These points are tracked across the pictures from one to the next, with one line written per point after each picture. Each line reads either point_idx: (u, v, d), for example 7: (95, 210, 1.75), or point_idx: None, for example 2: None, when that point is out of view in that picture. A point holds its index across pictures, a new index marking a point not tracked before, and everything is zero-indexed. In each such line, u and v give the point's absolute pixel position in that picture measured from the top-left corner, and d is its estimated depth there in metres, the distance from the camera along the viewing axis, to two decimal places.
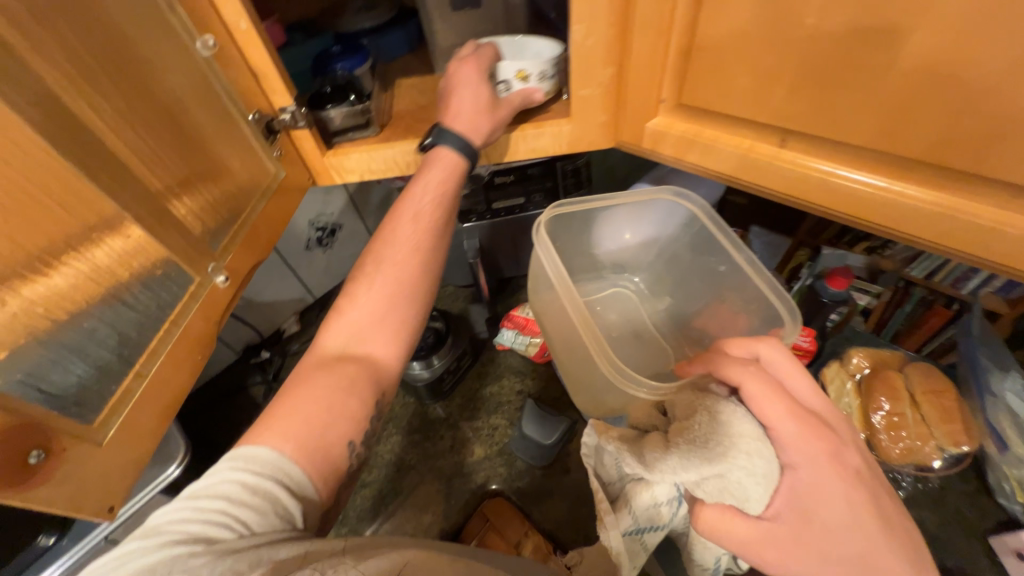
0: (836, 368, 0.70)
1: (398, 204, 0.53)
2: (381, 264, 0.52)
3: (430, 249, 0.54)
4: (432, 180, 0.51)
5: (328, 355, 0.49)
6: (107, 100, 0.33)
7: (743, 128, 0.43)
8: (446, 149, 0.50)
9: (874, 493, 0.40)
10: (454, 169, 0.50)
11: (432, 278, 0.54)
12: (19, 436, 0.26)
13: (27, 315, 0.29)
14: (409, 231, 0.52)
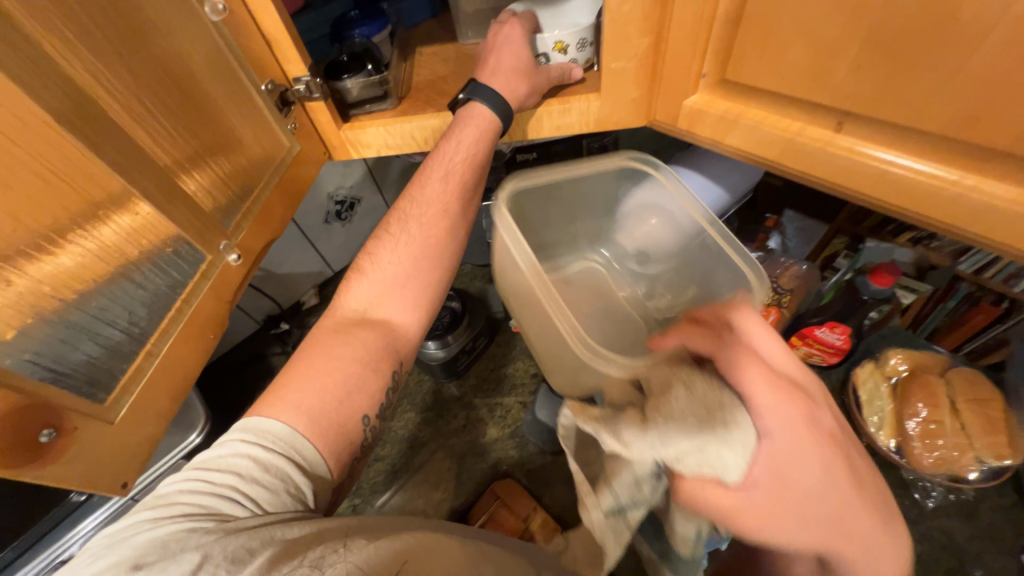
0: (870, 368, 0.66)
1: (427, 159, 0.50)
2: (406, 224, 0.50)
3: (449, 225, 0.50)
4: (447, 153, 0.48)
5: (347, 318, 0.47)
6: (112, 69, 0.31)
7: (794, 110, 0.38)
8: (481, 106, 0.47)
9: (852, 460, 0.37)
10: (477, 135, 0.47)
11: (452, 252, 0.51)
12: (29, 416, 0.26)
13: (33, 295, 0.29)
14: (423, 208, 0.49)
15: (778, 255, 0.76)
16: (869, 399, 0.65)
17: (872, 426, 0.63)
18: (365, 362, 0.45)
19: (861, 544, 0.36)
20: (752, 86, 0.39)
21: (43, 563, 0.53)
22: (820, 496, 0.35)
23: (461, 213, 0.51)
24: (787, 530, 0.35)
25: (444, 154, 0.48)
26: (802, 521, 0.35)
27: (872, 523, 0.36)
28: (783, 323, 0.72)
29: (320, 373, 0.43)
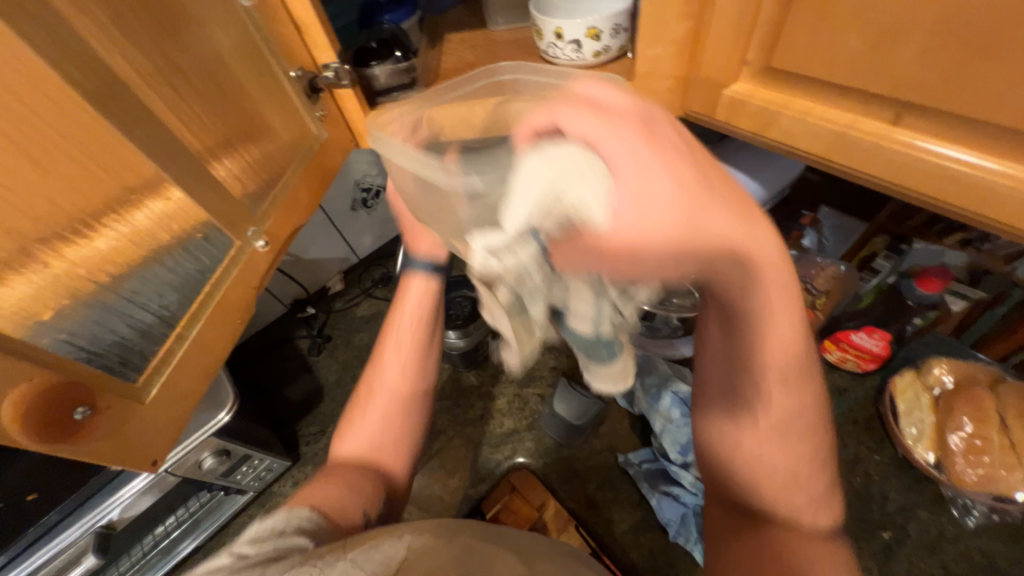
0: (910, 378, 0.63)
1: (382, 331, 0.56)
2: (372, 395, 0.55)
3: (422, 362, 0.55)
4: (410, 307, 0.53)
5: (343, 460, 0.53)
6: (147, 56, 0.32)
7: (846, 101, 0.36)
8: (416, 275, 0.53)
9: (733, 190, 0.26)
10: (425, 296, 0.53)
11: (421, 404, 0.55)
12: (67, 396, 0.27)
13: (71, 277, 0.30)
14: (396, 354, 0.55)
15: (813, 253, 0.73)
16: (907, 410, 0.62)
17: (909, 438, 0.61)
18: (362, 482, 0.49)
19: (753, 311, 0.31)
20: (800, 75, 0.37)
21: (85, 527, 0.55)
22: (692, 225, 0.24)
23: (429, 349, 0.55)
24: (660, 257, 0.24)
25: (403, 312, 0.53)
26: (674, 245, 0.24)
27: (764, 280, 0.29)
28: (816, 326, 0.69)
29: (323, 486, 0.47)
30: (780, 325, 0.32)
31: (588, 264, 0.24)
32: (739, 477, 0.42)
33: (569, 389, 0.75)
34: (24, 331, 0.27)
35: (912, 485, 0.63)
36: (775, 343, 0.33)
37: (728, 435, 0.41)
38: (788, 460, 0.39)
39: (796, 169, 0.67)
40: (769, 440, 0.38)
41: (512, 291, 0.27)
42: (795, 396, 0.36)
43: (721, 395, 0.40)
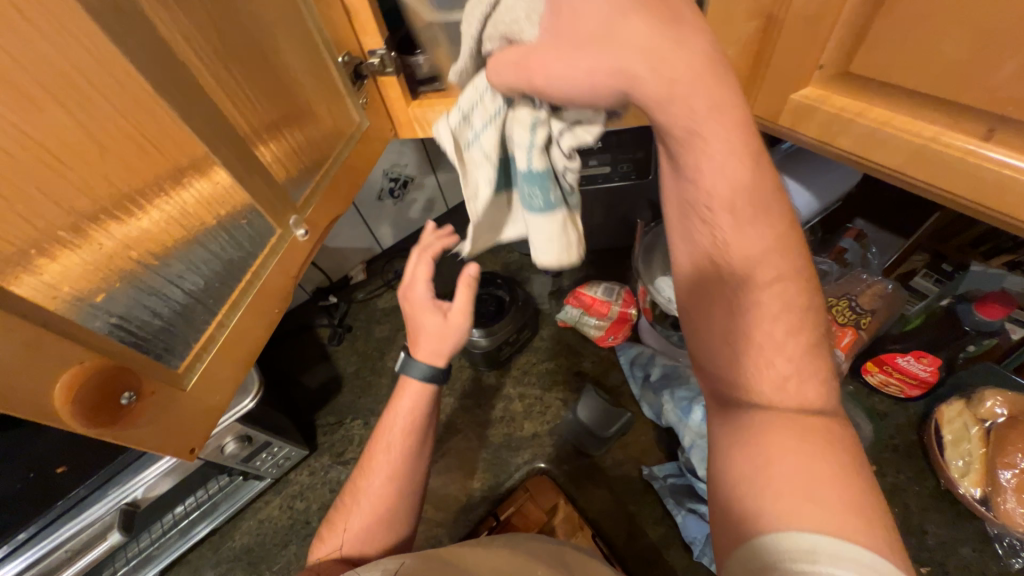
0: (958, 409, 0.61)
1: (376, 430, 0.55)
2: (358, 495, 0.53)
3: (411, 466, 0.53)
4: (402, 409, 0.54)
5: (327, 559, 0.50)
6: (203, 35, 0.31)
7: (931, 112, 0.33)
8: (413, 377, 0.54)
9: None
10: (421, 397, 0.54)
11: (414, 496, 0.54)
12: (113, 379, 0.27)
13: (120, 257, 0.29)
14: (386, 458, 0.52)
15: (856, 269, 0.72)
16: (954, 440, 0.60)
17: (954, 471, 0.59)
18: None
19: (683, 130, 0.30)
20: (883, 83, 0.34)
21: (111, 503, 0.55)
22: (612, 29, 0.28)
23: (420, 446, 0.54)
24: (579, 70, 0.28)
25: (396, 413, 0.54)
26: (593, 57, 0.28)
27: (694, 86, 0.28)
28: (859, 346, 0.66)
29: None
30: (715, 142, 0.30)
31: (518, 82, 0.30)
32: (719, 349, 0.38)
33: (594, 396, 0.78)
34: (76, 312, 0.26)
35: (953, 520, 0.60)
36: (711, 169, 0.31)
37: (695, 293, 0.39)
38: (766, 319, 0.35)
39: (850, 181, 0.64)
40: (738, 293, 0.35)
41: (461, 111, 0.35)
42: (754, 235, 0.34)
43: (683, 243, 0.38)
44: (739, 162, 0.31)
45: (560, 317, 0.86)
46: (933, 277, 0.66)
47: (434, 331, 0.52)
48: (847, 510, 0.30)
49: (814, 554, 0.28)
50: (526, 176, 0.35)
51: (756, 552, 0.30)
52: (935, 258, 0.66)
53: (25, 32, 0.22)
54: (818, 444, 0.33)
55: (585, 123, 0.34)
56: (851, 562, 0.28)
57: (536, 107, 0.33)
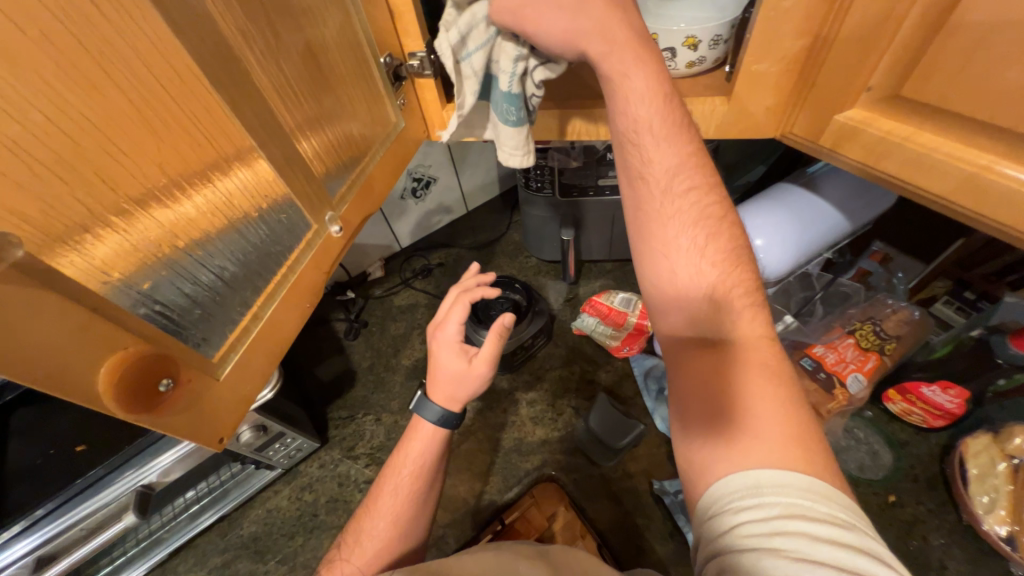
0: (984, 442, 0.60)
1: (382, 475, 0.56)
2: (359, 540, 0.53)
3: (416, 511, 0.55)
4: (413, 452, 0.56)
5: None
6: (258, 31, 0.31)
7: (985, 138, 0.32)
8: (425, 420, 0.57)
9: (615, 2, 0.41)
10: (431, 441, 0.56)
11: (420, 526, 0.55)
12: (154, 366, 0.27)
13: (165, 241, 0.30)
14: (391, 502, 0.54)
15: (881, 293, 0.72)
16: (980, 475, 0.59)
17: (979, 507, 0.58)
18: None
19: (618, 68, 0.40)
20: (937, 108, 0.34)
21: (130, 483, 0.56)
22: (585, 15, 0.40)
23: (428, 491, 0.56)
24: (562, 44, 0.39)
25: (406, 454, 0.56)
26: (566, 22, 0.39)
27: (623, 45, 0.40)
28: (881, 372, 0.65)
29: None
30: (636, 77, 0.40)
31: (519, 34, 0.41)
32: (655, 262, 0.45)
33: (607, 407, 0.77)
34: (120, 295, 0.26)
35: (976, 556, 0.58)
36: (635, 98, 0.41)
37: (632, 215, 0.46)
38: (684, 225, 0.43)
39: (884, 203, 0.63)
40: (660, 203, 0.44)
41: (460, 33, 0.40)
42: (668, 151, 0.42)
43: (621, 174, 0.46)
44: (654, 93, 0.41)
45: (576, 324, 0.86)
46: (954, 305, 0.68)
47: (456, 376, 0.56)
48: (787, 443, 0.35)
49: (760, 489, 0.34)
50: (503, 96, 0.44)
51: (713, 496, 0.36)
52: (956, 284, 0.67)
53: (93, 21, 0.23)
54: (759, 377, 0.38)
55: (546, 65, 0.43)
56: (790, 489, 0.34)
57: (518, 45, 0.41)
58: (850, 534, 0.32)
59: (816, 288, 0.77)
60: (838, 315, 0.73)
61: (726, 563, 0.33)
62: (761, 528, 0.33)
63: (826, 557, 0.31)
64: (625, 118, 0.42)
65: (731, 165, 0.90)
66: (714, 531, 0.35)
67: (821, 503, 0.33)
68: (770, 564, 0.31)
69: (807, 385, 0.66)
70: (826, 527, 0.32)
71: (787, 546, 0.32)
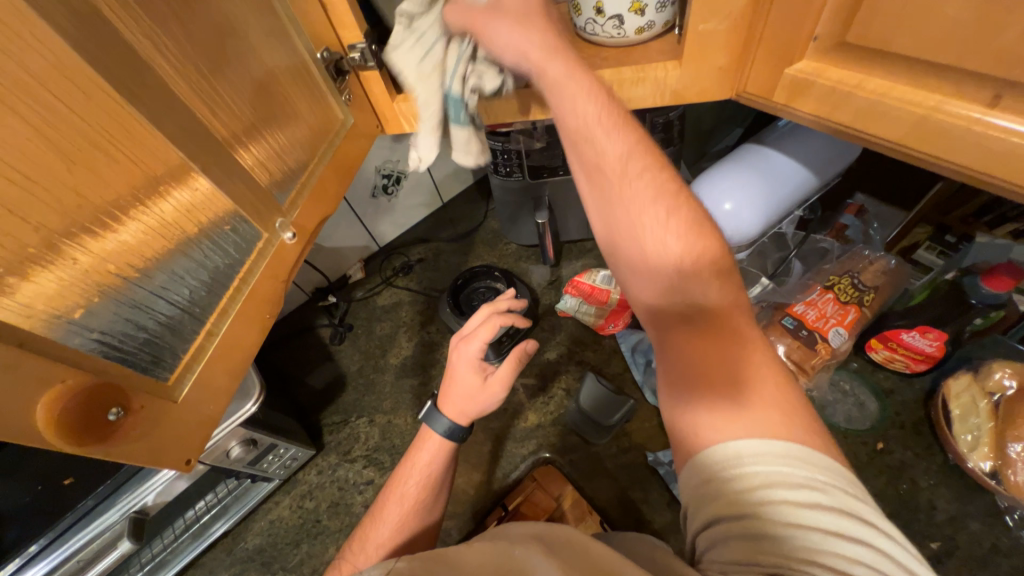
0: (966, 383, 0.61)
1: (391, 481, 0.57)
2: (366, 543, 0.54)
3: (422, 510, 0.55)
4: (422, 462, 0.56)
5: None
6: (169, 36, 0.29)
7: (935, 78, 0.31)
8: (434, 431, 0.57)
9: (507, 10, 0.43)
10: (441, 450, 0.57)
11: (428, 527, 0.55)
12: (102, 396, 0.26)
13: (98, 272, 0.29)
14: (398, 508, 0.54)
15: (858, 246, 0.72)
16: (962, 415, 0.60)
17: (963, 446, 0.59)
18: None
19: (560, 74, 0.41)
20: (885, 52, 0.33)
21: (122, 510, 0.56)
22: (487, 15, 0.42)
23: (434, 494, 0.56)
24: (500, 43, 0.42)
25: (414, 465, 0.57)
26: (479, 18, 0.42)
27: (558, 55, 0.41)
28: (862, 324, 0.66)
29: None
30: (571, 89, 0.41)
31: (462, 22, 0.42)
32: (631, 260, 0.46)
33: (595, 383, 0.77)
34: (52, 329, 0.26)
35: (962, 494, 0.60)
36: (581, 100, 0.41)
37: (600, 209, 0.46)
38: (646, 205, 0.43)
39: (852, 156, 0.62)
40: (622, 191, 0.44)
41: (416, 37, 0.42)
42: (619, 141, 0.43)
43: (581, 175, 0.46)
44: (586, 94, 0.41)
45: (559, 306, 0.86)
46: (936, 250, 0.66)
47: (470, 393, 0.57)
48: (768, 407, 0.37)
49: (741, 460, 0.35)
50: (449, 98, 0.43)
51: (702, 471, 0.37)
52: (937, 230, 0.65)
53: None
54: (733, 345, 0.40)
55: (488, 73, 0.43)
56: (772, 459, 0.34)
57: (464, 40, 0.43)
58: (826, 496, 0.33)
59: (790, 247, 0.77)
60: (815, 272, 0.73)
61: (718, 534, 0.34)
62: (748, 498, 0.34)
63: (810, 521, 0.32)
64: (566, 122, 0.42)
65: (704, 130, 0.89)
66: (703, 501, 0.36)
67: (802, 467, 0.34)
68: (761, 533, 0.32)
69: (790, 344, 0.66)
70: (808, 492, 0.33)
71: (772, 515, 0.33)
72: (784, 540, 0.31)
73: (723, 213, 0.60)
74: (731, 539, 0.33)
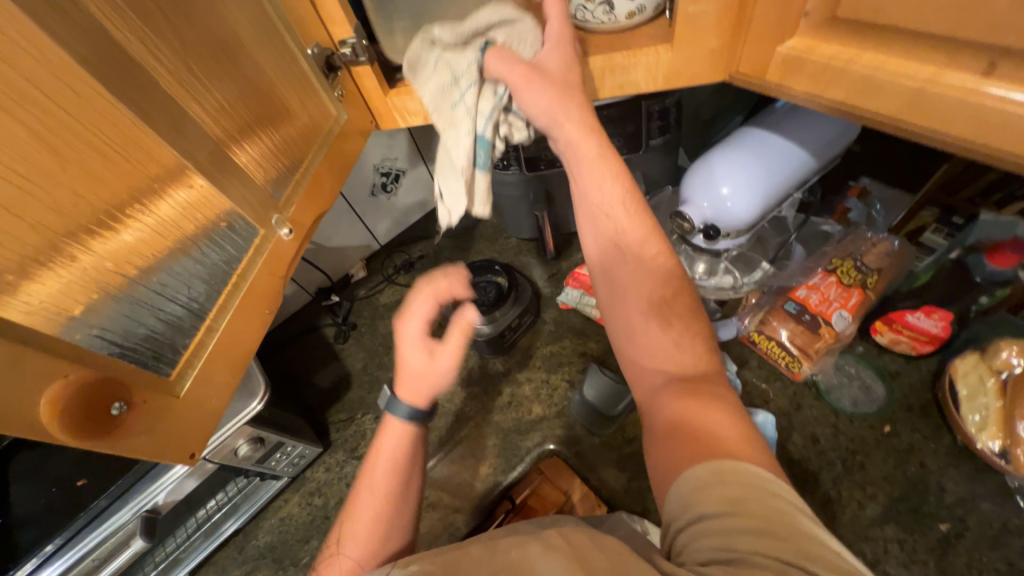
0: (973, 361, 0.60)
1: (358, 479, 0.56)
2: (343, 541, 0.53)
3: (387, 529, 0.53)
4: (384, 450, 0.56)
5: None
6: (159, 35, 0.30)
7: (929, 48, 0.31)
8: (397, 419, 0.57)
9: (546, 71, 0.43)
10: (402, 436, 0.56)
11: (404, 522, 0.55)
12: (104, 391, 0.27)
13: (99, 272, 0.30)
14: (368, 502, 0.54)
15: (861, 228, 0.72)
16: (970, 395, 0.60)
17: (971, 426, 0.59)
18: None
19: (591, 152, 0.48)
20: (876, 24, 0.32)
21: (134, 509, 0.57)
22: (532, 69, 0.43)
23: (401, 514, 0.54)
24: (536, 104, 0.44)
25: (378, 454, 0.56)
26: (520, 76, 0.43)
27: (592, 135, 0.47)
28: (865, 306, 0.66)
29: None
30: (595, 172, 0.49)
31: (502, 73, 0.43)
32: (629, 319, 0.51)
33: (600, 375, 0.75)
34: (54, 326, 0.26)
35: (972, 475, 0.59)
36: (609, 179, 0.49)
37: (604, 271, 0.52)
38: (656, 279, 0.50)
39: (851, 138, 0.62)
40: (632, 265, 0.50)
41: (453, 75, 0.42)
42: (638, 223, 0.50)
43: (591, 241, 0.52)
44: (612, 178, 0.49)
45: (561, 299, 0.87)
46: (943, 232, 0.64)
47: (421, 372, 0.57)
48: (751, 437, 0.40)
49: (725, 470, 0.37)
50: (477, 139, 0.45)
51: (687, 479, 0.39)
52: (943, 213, 0.63)
53: None
54: (717, 400, 0.43)
55: (517, 126, 0.49)
56: (753, 469, 0.37)
57: (499, 89, 0.44)
58: (798, 503, 0.36)
59: (791, 231, 0.74)
60: (816, 255, 0.72)
61: (698, 532, 0.37)
62: (730, 502, 0.36)
63: (784, 522, 0.35)
64: (589, 195, 0.50)
65: (702, 120, 0.88)
66: (688, 505, 0.38)
67: (777, 483, 0.37)
68: (741, 529, 0.35)
69: (793, 328, 0.67)
70: (782, 498, 0.36)
71: (753, 517, 0.35)
72: (762, 535, 0.34)
73: (721, 197, 0.60)
74: (715, 535, 0.35)
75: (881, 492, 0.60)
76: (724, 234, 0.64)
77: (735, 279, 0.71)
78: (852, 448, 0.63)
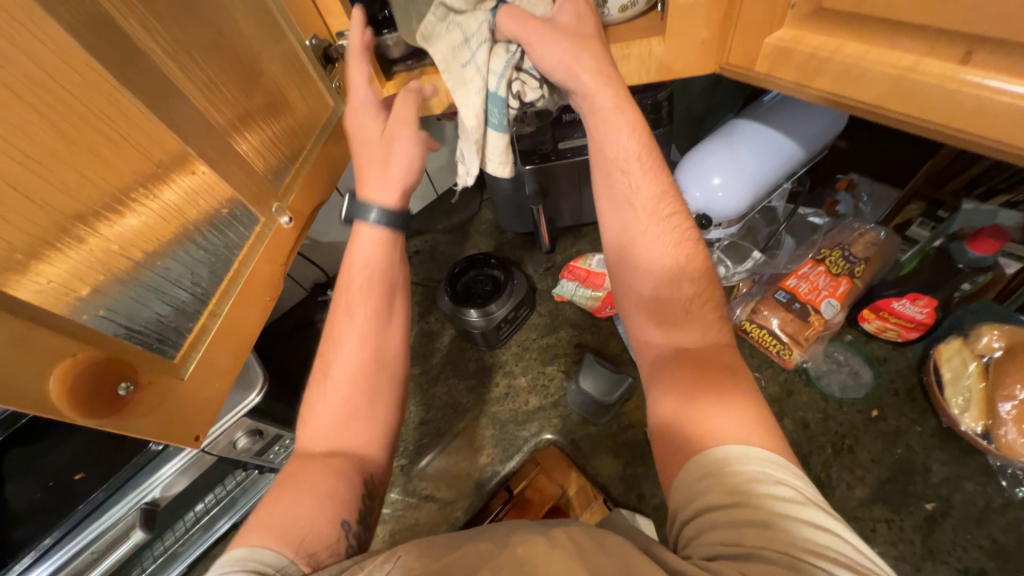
0: (955, 346, 0.62)
1: (335, 301, 0.53)
2: (328, 376, 0.51)
3: (377, 376, 0.51)
4: (355, 266, 0.52)
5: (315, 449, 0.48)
6: (162, 24, 0.30)
7: (908, 38, 0.32)
8: (366, 227, 0.51)
9: (557, 27, 0.44)
10: (379, 243, 0.52)
11: (394, 373, 0.53)
12: (110, 370, 0.27)
13: (104, 254, 0.31)
14: (351, 327, 0.52)
15: (849, 219, 0.73)
16: (953, 378, 0.62)
17: (955, 408, 0.60)
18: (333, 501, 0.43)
19: (609, 103, 0.46)
20: (858, 15, 0.34)
21: (132, 502, 0.57)
22: (544, 26, 0.43)
23: (392, 365, 0.52)
24: (551, 58, 0.44)
25: (351, 270, 0.52)
26: (531, 31, 0.43)
27: (610, 85, 0.45)
28: (854, 293, 0.67)
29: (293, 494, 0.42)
30: (612, 129, 0.48)
31: (513, 29, 0.44)
32: (643, 282, 0.51)
33: (594, 364, 0.76)
34: (63, 307, 0.27)
35: (956, 456, 0.61)
36: (626, 131, 0.48)
37: (619, 231, 0.52)
38: (668, 243, 0.50)
39: (837, 129, 0.63)
40: (647, 225, 0.50)
41: (464, 34, 0.43)
42: (651, 180, 0.50)
43: (604, 201, 0.52)
44: (629, 130, 0.48)
45: (556, 291, 0.88)
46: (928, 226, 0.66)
47: (377, 152, 0.46)
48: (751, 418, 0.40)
49: (726, 458, 0.38)
50: (492, 96, 0.45)
51: (689, 470, 0.39)
52: (930, 206, 0.66)
53: None
54: (712, 380, 0.43)
55: (529, 84, 0.47)
56: (754, 458, 0.37)
57: (511, 46, 0.45)
58: (801, 491, 0.36)
59: (780, 221, 0.77)
60: (806, 246, 0.74)
61: (701, 525, 0.36)
62: (732, 492, 0.36)
63: (789, 513, 0.34)
64: (605, 148, 0.50)
65: (694, 116, 0.89)
66: (690, 497, 0.38)
67: (781, 470, 0.37)
68: (746, 520, 0.34)
69: (783, 317, 0.68)
70: (785, 488, 0.36)
71: (756, 505, 0.35)
72: (768, 526, 0.34)
73: (713, 187, 0.61)
74: (718, 527, 0.35)
75: (869, 474, 0.62)
76: (715, 224, 0.65)
77: (727, 268, 0.74)
78: (841, 432, 0.65)
